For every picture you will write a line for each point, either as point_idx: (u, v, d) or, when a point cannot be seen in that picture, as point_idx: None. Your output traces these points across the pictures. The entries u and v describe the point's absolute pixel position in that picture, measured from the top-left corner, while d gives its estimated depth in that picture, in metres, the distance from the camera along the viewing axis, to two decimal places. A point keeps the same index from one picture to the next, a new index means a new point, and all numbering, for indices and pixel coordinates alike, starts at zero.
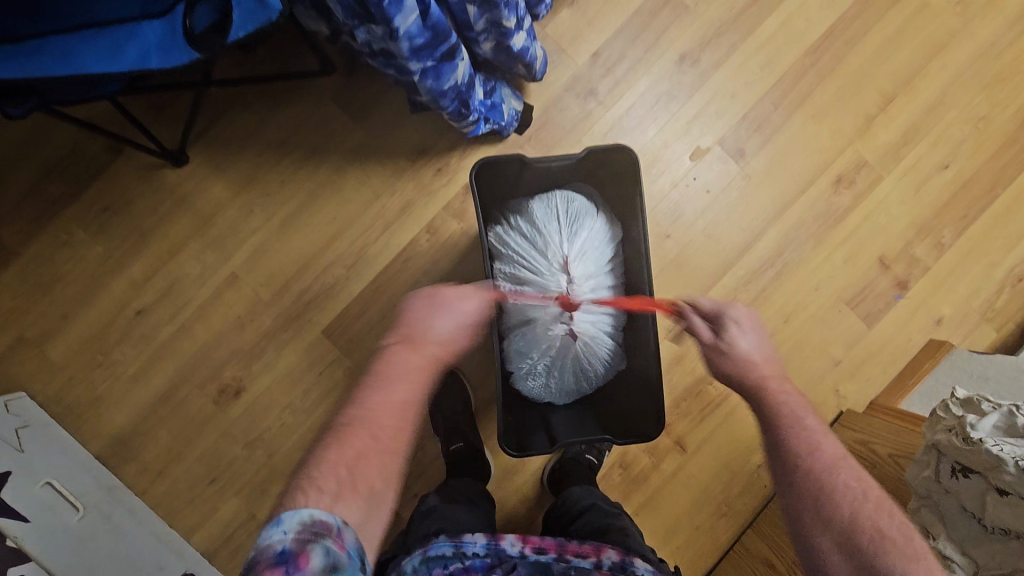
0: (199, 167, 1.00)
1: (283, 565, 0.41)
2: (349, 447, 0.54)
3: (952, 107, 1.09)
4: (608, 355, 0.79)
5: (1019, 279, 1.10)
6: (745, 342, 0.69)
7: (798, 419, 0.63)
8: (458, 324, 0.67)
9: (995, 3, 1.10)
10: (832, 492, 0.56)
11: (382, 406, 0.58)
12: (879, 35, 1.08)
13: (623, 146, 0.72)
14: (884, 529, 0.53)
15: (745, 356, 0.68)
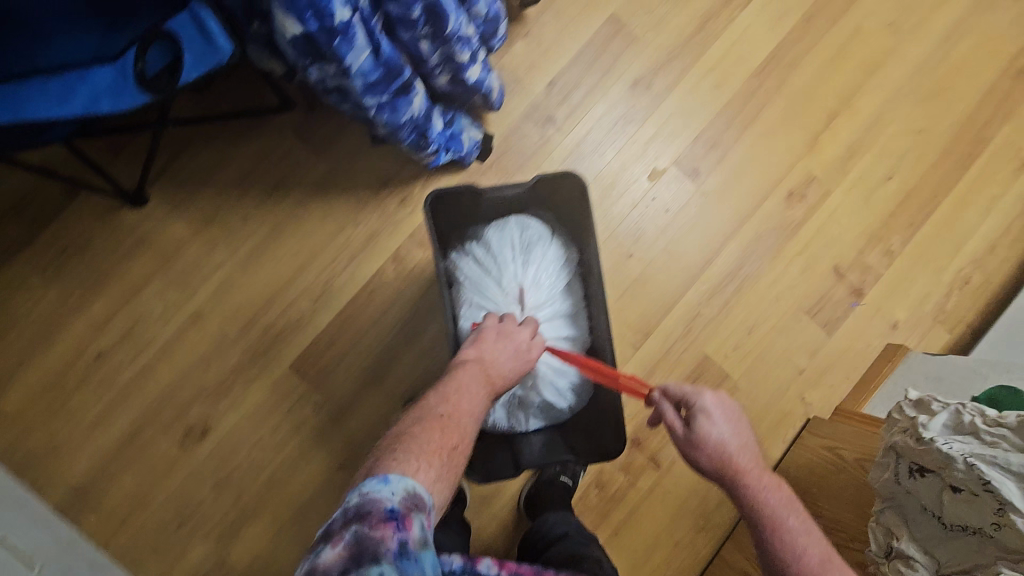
0: (160, 206, 0.99)
1: (394, 520, 0.44)
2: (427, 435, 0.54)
3: (891, 121, 1.15)
4: (573, 382, 0.80)
5: (967, 281, 1.15)
6: (717, 431, 0.65)
7: (778, 520, 0.60)
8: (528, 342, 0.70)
9: (924, 24, 1.17)
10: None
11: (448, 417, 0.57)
12: (820, 56, 1.14)
13: (570, 173, 0.74)
14: None
15: (720, 446, 0.64)
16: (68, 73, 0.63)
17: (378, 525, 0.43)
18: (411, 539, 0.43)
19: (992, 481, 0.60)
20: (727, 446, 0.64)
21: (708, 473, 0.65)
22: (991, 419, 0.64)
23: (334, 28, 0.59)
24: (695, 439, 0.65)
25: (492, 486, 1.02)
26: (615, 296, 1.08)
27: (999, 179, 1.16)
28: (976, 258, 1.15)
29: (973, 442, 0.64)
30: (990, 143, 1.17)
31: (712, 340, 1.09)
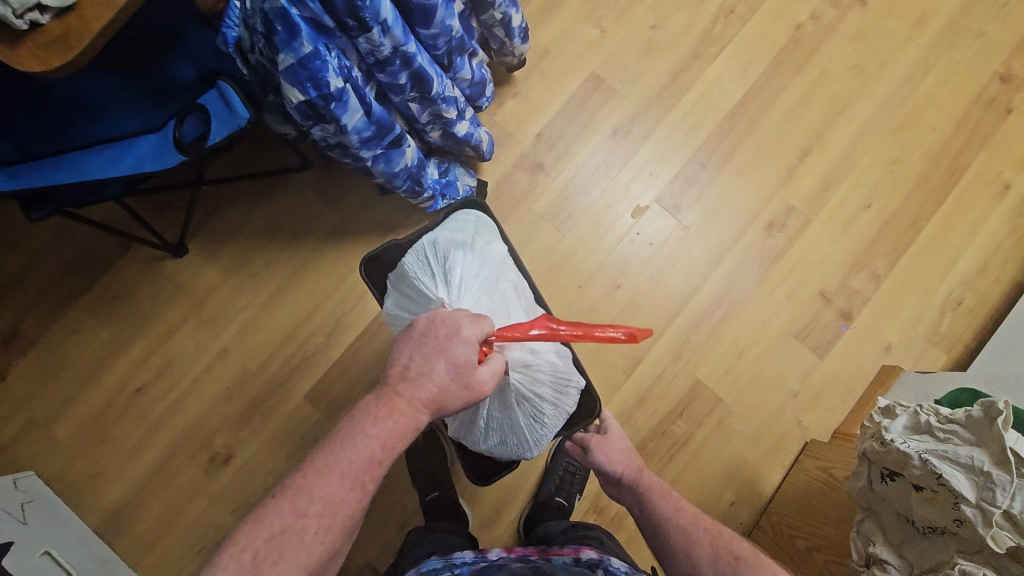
0: (196, 256, 1.13)
1: None
2: (280, 513, 0.52)
3: (865, 153, 1.21)
4: (548, 384, 0.80)
5: (959, 302, 1.16)
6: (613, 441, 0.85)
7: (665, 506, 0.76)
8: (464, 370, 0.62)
9: (890, 63, 1.24)
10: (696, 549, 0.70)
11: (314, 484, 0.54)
12: (789, 98, 1.23)
13: (461, 203, 0.89)
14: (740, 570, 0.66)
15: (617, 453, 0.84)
16: (120, 142, 0.78)
17: None
18: None
19: (943, 475, 0.62)
20: (624, 448, 0.84)
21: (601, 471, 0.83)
22: (945, 418, 0.67)
23: (330, 95, 0.72)
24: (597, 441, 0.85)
25: (490, 511, 1.06)
26: (606, 325, 1.15)
27: (981, 203, 1.20)
28: (965, 279, 1.17)
29: (929, 440, 0.66)
30: (968, 169, 1.21)
31: (702, 366, 1.13)
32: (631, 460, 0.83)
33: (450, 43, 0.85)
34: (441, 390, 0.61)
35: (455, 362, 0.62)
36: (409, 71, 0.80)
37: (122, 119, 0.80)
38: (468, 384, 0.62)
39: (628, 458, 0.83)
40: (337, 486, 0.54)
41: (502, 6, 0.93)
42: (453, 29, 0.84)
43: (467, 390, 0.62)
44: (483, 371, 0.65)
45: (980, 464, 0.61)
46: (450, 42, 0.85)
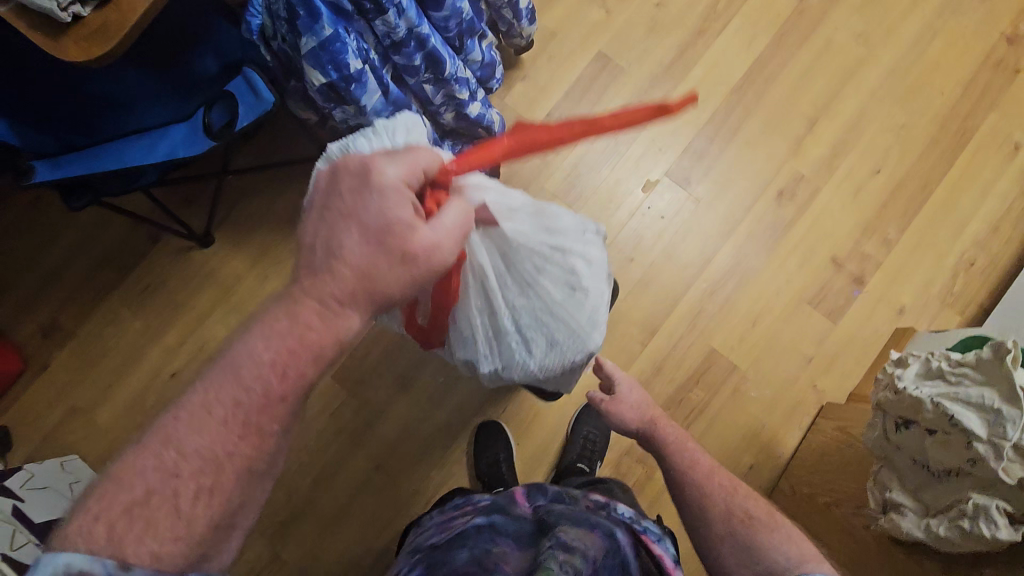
0: (223, 245, 1.18)
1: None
2: (137, 485, 0.47)
3: (873, 120, 1.22)
4: (549, 229, 0.72)
5: (971, 263, 1.17)
6: (629, 396, 0.86)
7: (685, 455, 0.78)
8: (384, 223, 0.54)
9: (896, 30, 1.25)
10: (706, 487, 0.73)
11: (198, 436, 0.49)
12: (795, 69, 1.24)
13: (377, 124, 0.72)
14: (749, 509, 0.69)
15: (633, 406, 0.85)
16: (154, 131, 0.82)
17: None
18: None
19: (955, 414, 0.64)
20: (638, 397, 0.86)
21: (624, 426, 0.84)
22: (956, 361, 0.69)
23: (350, 76, 0.75)
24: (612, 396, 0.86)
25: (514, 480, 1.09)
26: (621, 297, 1.17)
27: (991, 164, 1.20)
28: (978, 241, 1.17)
29: (941, 384, 0.69)
30: (977, 132, 1.21)
31: (716, 335, 1.16)
32: (649, 409, 0.84)
33: (460, 24, 0.88)
34: (369, 257, 0.54)
35: (380, 220, 0.54)
36: (423, 53, 0.83)
37: (154, 110, 0.84)
38: (402, 250, 0.54)
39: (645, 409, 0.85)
40: (210, 440, 0.49)
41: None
42: (463, 12, 0.87)
43: (398, 262, 0.54)
44: (431, 228, 0.56)
45: (989, 401, 0.63)
46: (460, 24, 0.88)
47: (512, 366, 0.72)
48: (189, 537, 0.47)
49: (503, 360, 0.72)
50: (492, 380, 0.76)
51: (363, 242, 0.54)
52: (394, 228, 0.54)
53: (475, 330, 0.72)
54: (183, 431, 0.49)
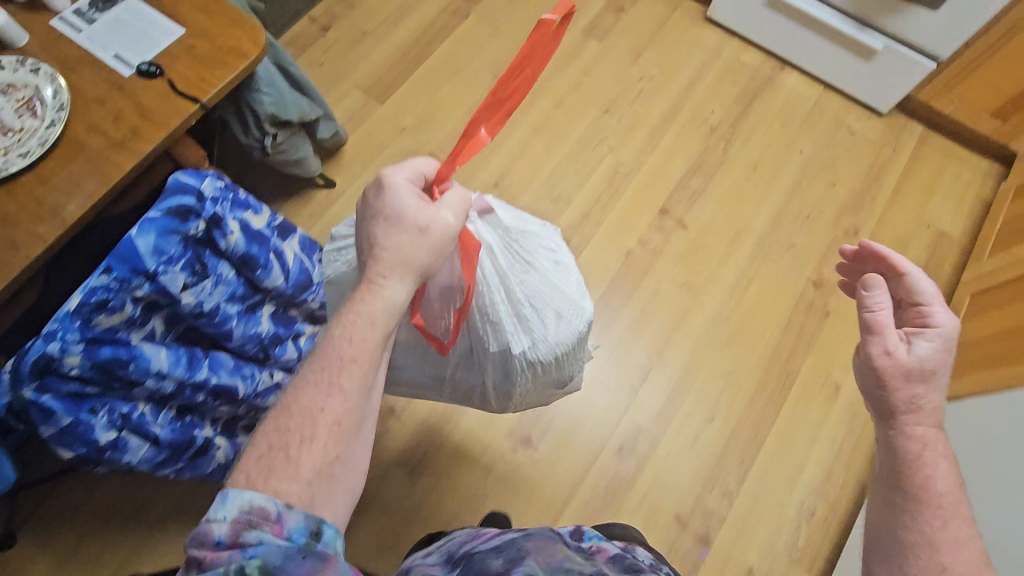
0: (26, 545, 1.07)
1: (242, 528, 0.49)
2: (298, 413, 0.57)
3: (703, 367, 1.28)
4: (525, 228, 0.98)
5: (812, 513, 1.17)
6: (912, 356, 0.64)
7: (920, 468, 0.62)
8: (412, 208, 0.67)
9: (715, 279, 1.35)
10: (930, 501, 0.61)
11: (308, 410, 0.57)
12: (626, 319, 1.33)
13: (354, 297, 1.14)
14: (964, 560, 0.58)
15: (917, 372, 0.64)
16: None
17: (230, 540, 0.49)
18: (277, 527, 0.50)
19: None
20: (888, 353, 0.65)
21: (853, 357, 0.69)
22: None
23: (102, 446, 0.76)
24: (877, 330, 0.66)
25: None
26: None
27: (814, 409, 1.25)
28: (814, 488, 1.19)
29: None
30: (800, 374, 1.27)
31: None
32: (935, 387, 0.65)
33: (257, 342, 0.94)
34: (412, 251, 0.66)
35: (397, 212, 0.67)
36: (230, 354, 0.90)
37: None
38: (422, 223, 0.67)
39: (919, 391, 0.65)
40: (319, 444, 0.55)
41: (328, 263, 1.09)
42: (262, 329, 0.94)
43: (425, 233, 0.67)
44: (437, 208, 0.69)
45: None
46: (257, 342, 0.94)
47: (537, 343, 0.94)
48: (300, 483, 0.53)
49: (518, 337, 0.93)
50: (512, 361, 0.96)
51: (396, 242, 0.66)
52: (424, 224, 0.67)
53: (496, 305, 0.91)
54: (306, 397, 0.57)
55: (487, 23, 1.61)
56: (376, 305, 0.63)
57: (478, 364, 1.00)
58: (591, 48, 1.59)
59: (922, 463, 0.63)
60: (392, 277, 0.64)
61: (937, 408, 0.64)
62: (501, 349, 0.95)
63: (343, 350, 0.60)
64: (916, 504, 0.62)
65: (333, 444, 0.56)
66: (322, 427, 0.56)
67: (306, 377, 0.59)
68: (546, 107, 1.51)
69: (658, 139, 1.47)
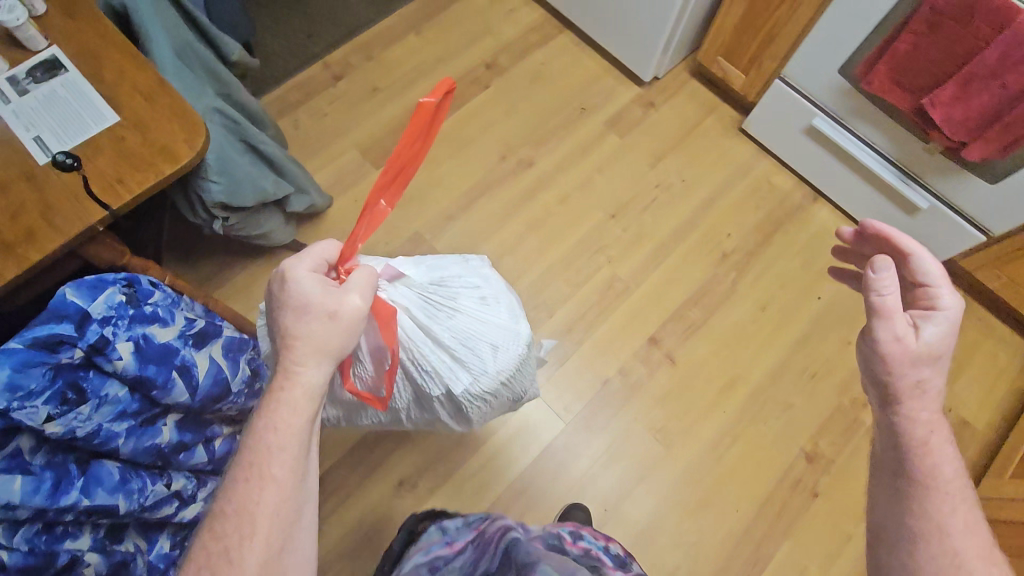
0: None
1: None
2: (239, 510, 0.58)
3: (663, 532, 1.13)
4: (433, 275, 0.99)
5: None
6: (899, 332, 0.63)
7: (925, 442, 0.62)
8: (319, 295, 0.66)
9: (695, 431, 1.21)
10: (919, 446, 0.62)
11: (246, 500, 0.59)
12: (589, 458, 1.19)
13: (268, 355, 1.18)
14: (978, 554, 0.57)
15: (928, 349, 0.62)
16: None
17: None
18: None
19: None
20: (901, 336, 0.63)
21: (861, 334, 0.66)
22: None
23: None
24: (887, 314, 0.62)
25: None
26: None
27: None
28: None
29: None
30: (771, 562, 1.12)
31: None
32: (937, 358, 0.63)
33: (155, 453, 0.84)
34: (325, 337, 0.65)
35: (299, 295, 0.66)
36: (117, 465, 0.81)
37: None
38: (330, 309, 0.66)
39: (925, 369, 0.63)
40: (260, 526, 0.58)
41: (260, 360, 0.99)
42: (162, 439, 0.85)
43: (337, 318, 0.66)
44: (343, 287, 0.68)
45: None
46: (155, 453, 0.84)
47: (474, 380, 0.95)
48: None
49: (453, 381, 0.94)
50: (454, 400, 0.97)
51: (305, 325, 0.65)
52: (330, 304, 0.66)
53: (426, 356, 0.93)
54: (240, 494, 0.59)
55: (506, 99, 1.51)
56: (295, 394, 0.63)
57: (427, 407, 1.00)
58: (610, 143, 1.48)
59: (928, 449, 0.62)
60: (309, 368, 0.64)
61: (935, 393, 0.63)
62: (443, 394, 0.96)
63: (267, 442, 0.61)
64: (919, 488, 0.61)
65: (278, 525, 0.59)
66: (260, 524, 0.58)
67: (236, 477, 0.60)
68: (548, 202, 1.41)
69: (663, 259, 1.35)
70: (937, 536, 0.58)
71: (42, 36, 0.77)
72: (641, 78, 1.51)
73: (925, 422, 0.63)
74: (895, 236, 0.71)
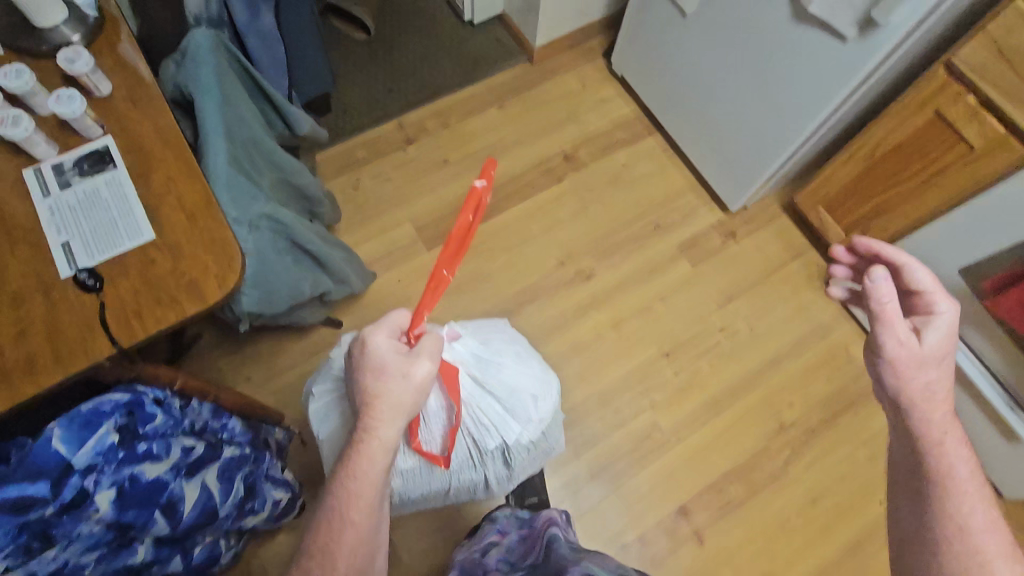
0: None
1: None
2: (326, 538, 0.65)
3: None
4: (478, 334, 0.93)
5: None
6: (899, 347, 0.63)
7: (939, 443, 0.60)
8: (390, 359, 0.68)
9: None
10: (944, 476, 0.58)
11: (331, 538, 0.64)
12: None
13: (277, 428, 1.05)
14: (981, 540, 0.54)
15: (933, 354, 0.63)
16: None
17: None
18: None
19: None
20: (897, 349, 0.64)
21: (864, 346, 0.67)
22: None
23: None
24: (886, 321, 0.63)
25: None
26: None
27: None
28: None
29: None
30: None
31: None
32: (934, 362, 0.63)
33: None
34: (397, 403, 0.68)
35: (377, 351, 0.68)
36: None
37: None
38: (403, 371, 0.68)
39: (929, 374, 0.63)
40: (343, 555, 0.64)
41: (260, 473, 0.91)
42: None
43: (407, 378, 0.68)
44: (414, 352, 0.70)
45: None
46: None
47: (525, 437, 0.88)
48: None
49: (504, 437, 0.87)
50: (507, 455, 0.89)
51: (381, 381, 0.68)
52: (403, 364, 0.68)
53: (482, 413, 0.86)
54: (325, 533, 0.65)
55: (579, 197, 1.41)
56: (373, 449, 0.67)
57: (474, 470, 0.90)
58: (682, 269, 1.36)
59: (941, 450, 0.60)
60: (385, 427, 0.67)
61: (947, 393, 0.61)
62: (505, 450, 0.88)
63: (353, 493, 0.66)
64: (939, 490, 0.58)
65: (353, 561, 0.64)
66: (338, 568, 0.64)
67: (321, 522, 0.66)
68: (601, 323, 1.30)
69: (712, 416, 1.23)
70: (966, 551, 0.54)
71: (100, 124, 0.71)
72: (728, 204, 1.38)
73: (943, 428, 0.60)
74: (885, 249, 0.73)
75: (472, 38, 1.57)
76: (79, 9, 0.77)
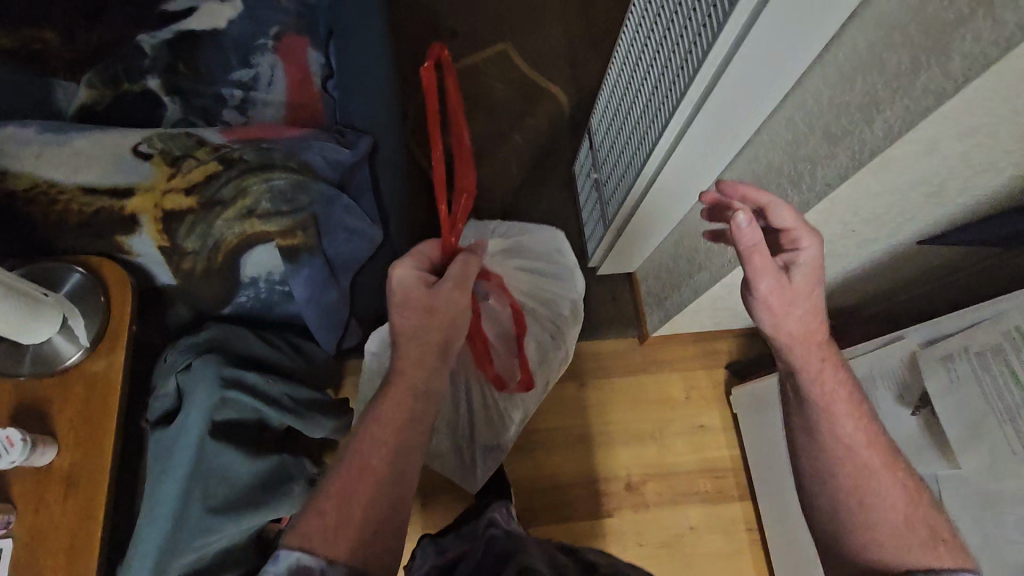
0: None
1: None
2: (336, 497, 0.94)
3: None
4: (504, 229, 1.34)
5: None
6: (803, 251, 0.86)
7: (804, 381, 0.96)
8: (415, 288, 1.03)
9: None
10: (827, 397, 0.96)
11: (349, 472, 0.95)
12: None
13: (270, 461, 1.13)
14: (846, 441, 0.96)
15: (767, 312, 0.90)
16: None
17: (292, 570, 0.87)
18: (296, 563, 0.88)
19: None
20: (781, 281, 0.86)
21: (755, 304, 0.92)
22: None
23: None
24: (752, 258, 0.83)
25: None
26: None
27: None
28: None
29: None
30: None
31: None
32: (799, 300, 0.88)
33: None
34: (417, 326, 1.05)
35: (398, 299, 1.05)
36: None
37: None
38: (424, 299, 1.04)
39: (789, 308, 0.88)
40: (365, 497, 0.96)
41: None
42: None
43: (432, 308, 1.04)
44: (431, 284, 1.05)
45: None
46: None
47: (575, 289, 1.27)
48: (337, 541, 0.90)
49: (603, 204, 1.21)
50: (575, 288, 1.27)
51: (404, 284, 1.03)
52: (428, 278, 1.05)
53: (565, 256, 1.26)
54: (363, 450, 0.97)
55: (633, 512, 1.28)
56: (396, 392, 1.04)
57: (551, 362, 1.28)
58: None
59: (806, 361, 0.94)
60: (425, 323, 1.05)
61: (802, 324, 0.89)
62: (573, 307, 1.28)
63: (382, 446, 0.99)
64: (818, 391, 0.96)
65: (389, 488, 0.98)
66: (357, 509, 0.94)
67: (347, 465, 0.98)
68: None
69: None
70: (839, 447, 0.96)
71: (39, 454, 0.91)
72: None
73: (814, 358, 0.95)
74: (751, 194, 0.85)
75: (582, 279, 1.40)
76: (72, 326, 0.97)
